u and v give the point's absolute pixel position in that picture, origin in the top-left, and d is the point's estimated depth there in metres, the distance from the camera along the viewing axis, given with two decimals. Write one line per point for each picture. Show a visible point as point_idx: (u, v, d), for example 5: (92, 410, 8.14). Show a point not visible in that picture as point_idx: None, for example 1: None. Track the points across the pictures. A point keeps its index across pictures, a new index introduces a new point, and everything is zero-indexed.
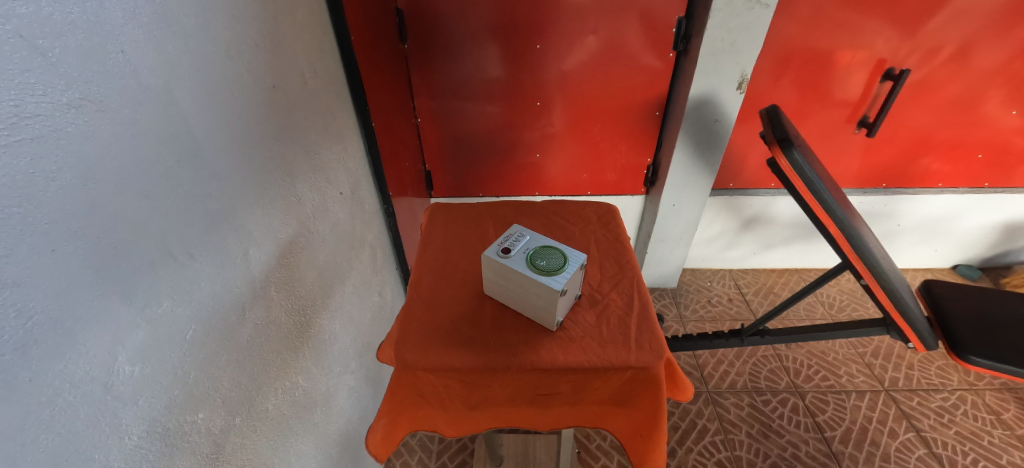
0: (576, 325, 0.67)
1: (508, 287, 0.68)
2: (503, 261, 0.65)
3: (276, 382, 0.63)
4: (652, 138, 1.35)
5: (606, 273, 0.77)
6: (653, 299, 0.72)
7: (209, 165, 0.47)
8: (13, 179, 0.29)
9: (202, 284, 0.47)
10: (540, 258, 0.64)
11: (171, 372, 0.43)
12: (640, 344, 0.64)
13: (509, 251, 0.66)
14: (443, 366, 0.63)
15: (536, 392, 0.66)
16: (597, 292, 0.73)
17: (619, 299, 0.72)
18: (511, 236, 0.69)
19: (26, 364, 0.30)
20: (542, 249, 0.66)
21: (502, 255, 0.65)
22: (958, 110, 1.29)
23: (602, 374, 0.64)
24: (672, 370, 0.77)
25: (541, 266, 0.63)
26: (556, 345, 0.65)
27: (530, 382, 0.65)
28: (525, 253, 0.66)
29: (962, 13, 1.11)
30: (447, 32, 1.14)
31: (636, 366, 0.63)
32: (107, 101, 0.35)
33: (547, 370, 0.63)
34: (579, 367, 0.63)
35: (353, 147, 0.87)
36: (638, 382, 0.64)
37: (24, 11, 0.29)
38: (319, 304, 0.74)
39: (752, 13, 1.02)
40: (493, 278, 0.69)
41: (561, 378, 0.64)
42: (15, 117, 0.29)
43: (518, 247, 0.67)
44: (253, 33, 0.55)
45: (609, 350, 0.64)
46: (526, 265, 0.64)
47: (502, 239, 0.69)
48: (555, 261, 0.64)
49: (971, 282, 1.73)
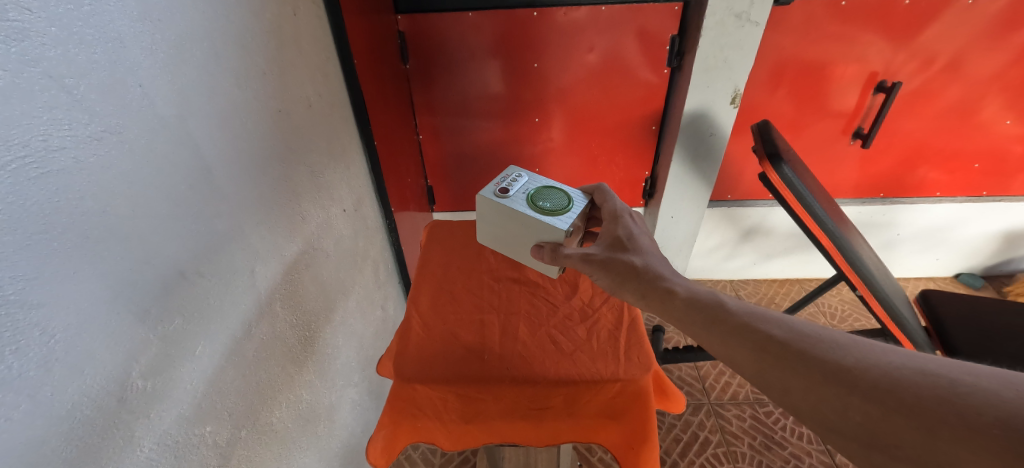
0: (568, 340, 0.72)
1: (508, 227, 0.72)
2: (502, 202, 0.70)
3: (280, 395, 0.64)
4: (649, 152, 1.38)
5: (597, 288, 0.82)
6: (642, 314, 0.77)
7: (219, 187, 0.50)
8: (40, 207, 0.31)
9: (211, 301, 0.49)
10: (540, 200, 0.69)
11: (181, 387, 0.45)
12: (628, 357, 0.69)
13: (507, 191, 0.70)
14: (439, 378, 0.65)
15: (529, 404, 0.66)
16: (588, 307, 0.78)
17: (609, 314, 0.77)
18: (509, 181, 0.73)
19: (47, 380, 0.32)
20: (541, 192, 0.71)
21: (504, 198, 0.70)
22: (953, 120, 1.31)
23: (594, 388, 0.66)
24: (662, 382, 0.78)
25: (543, 206, 0.68)
26: (549, 359, 0.68)
27: (522, 394, 0.65)
28: (525, 195, 0.71)
29: (952, 26, 1.13)
30: (447, 52, 1.17)
31: (625, 378, 0.66)
32: (127, 132, 0.38)
33: (540, 382, 0.65)
34: (570, 379, 0.65)
35: (356, 165, 0.90)
36: (628, 396, 0.66)
37: (53, 54, 0.32)
38: (323, 320, 0.77)
39: (742, 31, 1.05)
40: (492, 218, 0.73)
41: (553, 390, 0.65)
42: (43, 150, 0.31)
43: (516, 189, 0.72)
44: (261, 61, 0.58)
45: (599, 364, 0.68)
46: (527, 205, 0.69)
47: (500, 180, 0.74)
48: (556, 203, 0.69)
49: (974, 291, 1.73)
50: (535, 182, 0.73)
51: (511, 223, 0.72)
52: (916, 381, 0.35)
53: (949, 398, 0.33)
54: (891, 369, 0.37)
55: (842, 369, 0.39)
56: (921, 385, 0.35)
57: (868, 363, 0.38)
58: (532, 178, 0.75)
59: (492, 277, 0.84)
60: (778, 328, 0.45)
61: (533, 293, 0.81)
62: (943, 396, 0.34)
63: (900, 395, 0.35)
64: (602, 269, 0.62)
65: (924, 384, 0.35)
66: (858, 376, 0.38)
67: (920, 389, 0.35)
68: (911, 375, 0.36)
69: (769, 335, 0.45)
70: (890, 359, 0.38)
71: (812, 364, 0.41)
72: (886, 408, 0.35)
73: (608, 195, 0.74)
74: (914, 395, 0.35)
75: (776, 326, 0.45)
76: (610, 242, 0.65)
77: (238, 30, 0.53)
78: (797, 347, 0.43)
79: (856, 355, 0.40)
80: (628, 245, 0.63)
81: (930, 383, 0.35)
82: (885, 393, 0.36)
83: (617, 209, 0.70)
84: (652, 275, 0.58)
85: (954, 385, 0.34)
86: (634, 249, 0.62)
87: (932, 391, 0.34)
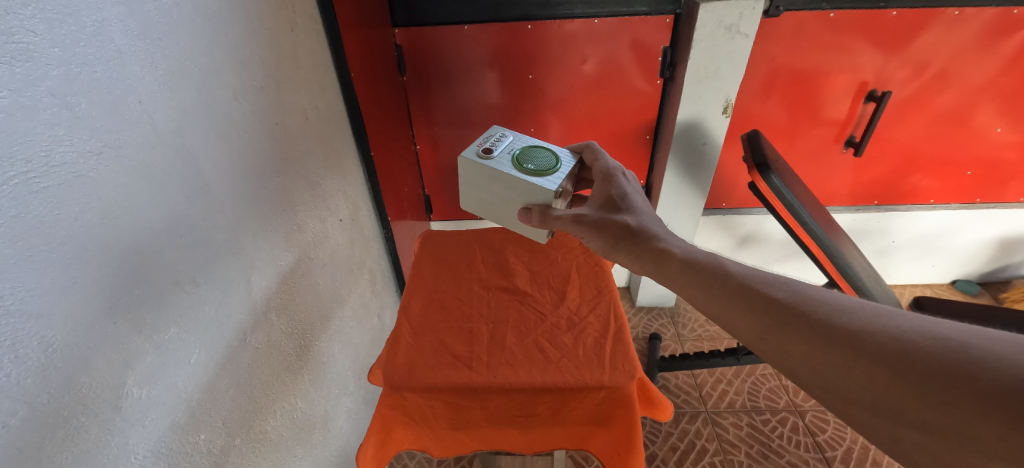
0: (555, 348, 0.72)
1: (495, 190, 0.75)
2: (487, 162, 0.73)
3: (275, 403, 0.65)
4: (644, 160, 1.39)
5: (585, 297, 0.83)
6: (627, 322, 0.78)
7: (215, 198, 0.51)
8: (41, 221, 0.32)
9: (206, 310, 0.50)
10: (525, 161, 0.72)
11: (175, 394, 0.46)
12: (614, 364, 0.69)
13: (492, 151, 0.74)
14: (427, 385, 0.66)
15: (515, 412, 0.67)
16: (575, 316, 0.79)
17: (596, 323, 0.78)
18: (492, 143, 0.76)
19: (45, 387, 0.33)
20: (525, 153, 0.74)
21: (489, 159, 0.73)
22: (944, 128, 1.32)
23: (578, 394, 0.67)
24: (647, 391, 0.79)
25: (528, 168, 0.71)
26: (535, 366, 0.69)
27: (508, 402, 0.67)
28: (510, 156, 0.74)
29: (941, 35, 1.15)
30: (443, 63, 1.20)
31: (609, 385, 0.67)
32: (126, 148, 0.39)
33: (525, 390, 0.67)
34: (555, 387, 0.67)
35: (353, 175, 0.91)
36: (613, 404, 0.67)
37: (57, 73, 0.33)
38: (318, 329, 0.77)
39: (733, 42, 1.07)
40: (476, 181, 0.76)
41: (538, 396, 0.67)
42: (44, 166, 0.32)
43: (500, 149, 0.75)
44: (258, 75, 0.59)
45: (584, 371, 0.68)
46: (513, 166, 0.72)
47: (484, 141, 0.77)
48: (541, 164, 0.72)
49: (970, 297, 1.74)
50: (519, 142, 0.77)
51: (503, 196, 0.75)
52: (926, 344, 0.35)
53: (959, 363, 0.32)
54: (900, 333, 0.37)
55: (848, 332, 0.39)
56: (931, 349, 0.34)
57: (875, 327, 0.38)
58: (516, 138, 0.78)
59: (481, 286, 0.85)
60: (780, 291, 0.46)
61: (521, 302, 0.82)
62: (953, 360, 0.33)
63: (907, 357, 0.35)
64: (593, 228, 0.65)
65: (933, 347, 0.34)
66: (864, 340, 0.38)
67: (928, 353, 0.34)
68: (920, 338, 0.35)
69: (772, 298, 0.45)
70: (898, 323, 0.38)
71: (816, 328, 0.41)
72: (894, 373, 0.35)
73: (598, 153, 0.78)
74: (922, 359, 0.34)
75: (779, 289, 0.46)
76: (602, 203, 0.68)
77: (237, 46, 0.55)
78: (801, 310, 0.43)
79: (863, 319, 0.39)
80: (620, 205, 0.67)
81: (941, 347, 0.34)
82: (893, 356, 0.36)
83: (609, 167, 0.73)
84: (645, 235, 0.61)
85: (966, 348, 0.33)
86: (627, 208, 0.66)
87: (942, 355, 0.33)
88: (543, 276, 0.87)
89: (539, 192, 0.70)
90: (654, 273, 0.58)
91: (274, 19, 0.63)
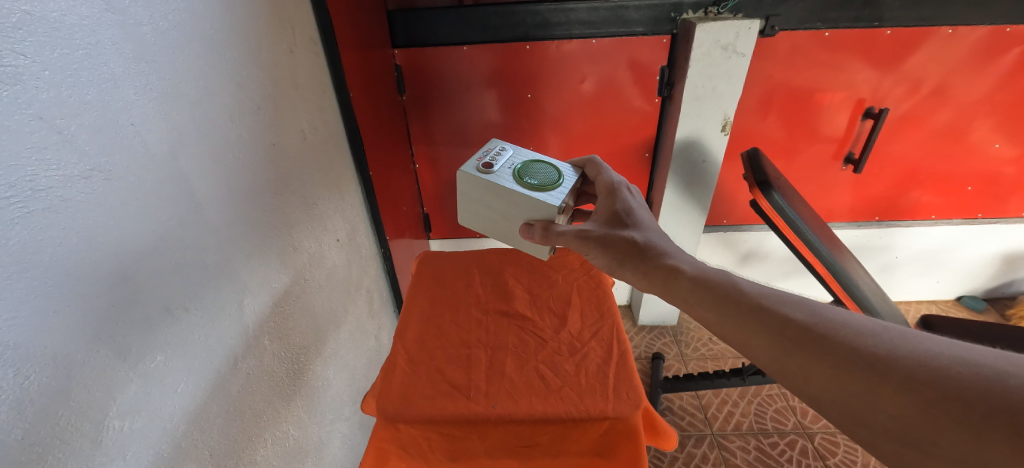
0: (556, 375, 0.71)
1: (494, 208, 0.74)
2: (488, 176, 0.72)
3: (265, 432, 0.62)
4: (643, 178, 1.39)
5: (587, 321, 0.81)
6: (631, 348, 0.76)
7: (208, 219, 0.50)
8: (22, 246, 0.31)
9: (195, 336, 0.48)
10: (526, 176, 0.72)
11: (161, 425, 0.44)
12: (618, 395, 0.68)
13: (493, 166, 0.73)
14: (421, 416, 0.65)
15: (514, 443, 0.63)
16: (577, 341, 0.77)
17: (598, 348, 0.76)
18: (491, 156, 0.76)
19: (19, 422, 0.31)
20: (525, 168, 0.74)
21: (489, 173, 0.72)
22: (943, 143, 1.32)
23: (579, 425, 0.65)
24: (654, 419, 0.77)
25: (530, 182, 0.71)
26: (535, 396, 0.67)
27: (507, 432, 0.64)
28: (510, 170, 0.73)
29: (937, 53, 1.16)
30: (443, 83, 1.20)
31: (614, 416, 0.65)
32: (115, 170, 0.38)
33: (525, 422, 0.65)
34: (556, 417, 0.65)
35: (352, 196, 0.91)
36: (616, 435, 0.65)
37: (45, 96, 0.32)
38: (312, 352, 0.75)
39: (729, 61, 1.08)
40: (475, 196, 0.75)
41: (540, 427, 0.64)
42: (28, 191, 0.31)
43: (501, 164, 0.74)
44: (255, 96, 0.59)
45: (587, 401, 0.67)
46: (514, 180, 0.71)
47: (483, 156, 0.76)
48: (542, 179, 0.72)
49: (976, 314, 1.72)
50: (519, 156, 0.77)
51: (502, 212, 0.74)
52: (958, 372, 0.34)
53: (995, 391, 0.31)
54: (927, 358, 0.36)
55: (874, 357, 0.38)
56: (964, 378, 0.33)
57: (901, 353, 0.37)
58: (515, 152, 0.78)
59: (480, 310, 0.83)
60: (798, 313, 0.45)
61: (521, 327, 0.80)
62: (985, 388, 0.32)
63: (939, 386, 0.34)
64: (601, 242, 0.64)
65: (965, 375, 0.33)
66: (891, 366, 0.37)
67: (962, 382, 0.33)
68: (953, 365, 0.34)
69: (789, 320, 0.44)
70: (926, 348, 0.37)
71: (838, 352, 0.40)
72: (924, 402, 0.34)
73: (601, 167, 0.77)
74: (953, 387, 0.33)
75: (796, 311, 0.45)
76: (608, 218, 0.67)
77: (235, 67, 0.55)
78: (819, 334, 0.42)
79: (888, 344, 0.38)
80: (626, 220, 0.66)
81: (974, 373, 0.33)
82: (924, 383, 0.34)
83: (613, 181, 0.73)
84: (653, 252, 0.60)
85: (1001, 377, 0.32)
86: (632, 224, 0.65)
87: (976, 382, 0.32)
88: (543, 299, 0.86)
89: (539, 210, 0.69)
90: (663, 291, 0.57)
91: (273, 40, 0.63)
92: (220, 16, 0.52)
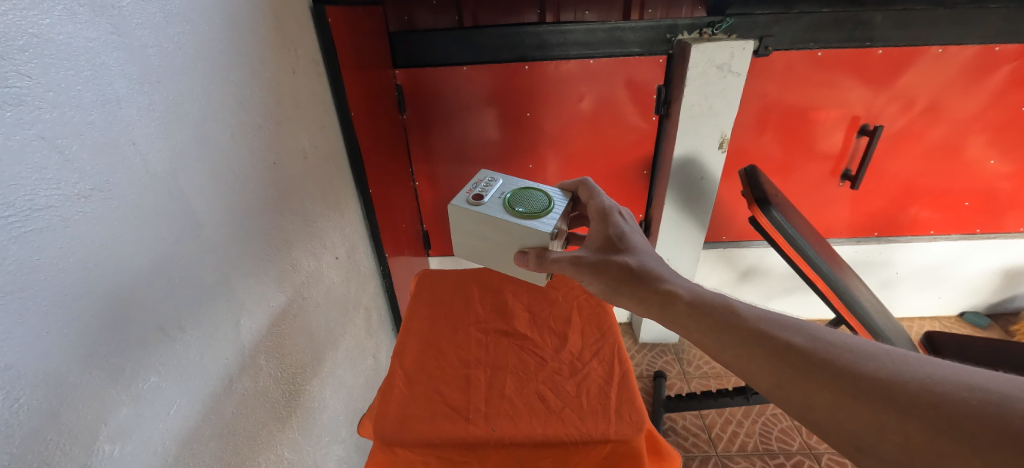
0: (557, 396, 0.70)
1: (488, 235, 0.74)
2: (478, 208, 0.72)
3: (262, 455, 0.61)
4: (642, 195, 1.40)
5: (587, 341, 0.81)
6: (632, 368, 0.75)
7: (206, 238, 0.50)
8: (19, 266, 0.31)
9: (191, 357, 0.48)
10: (516, 204, 0.72)
11: (154, 448, 0.43)
12: (619, 416, 0.67)
13: (482, 198, 0.73)
14: (419, 440, 0.63)
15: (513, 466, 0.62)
16: (578, 361, 0.77)
17: (599, 368, 0.75)
18: (482, 185, 0.77)
19: (8, 446, 0.30)
20: (517, 196, 0.74)
21: (478, 204, 0.73)
22: (940, 159, 1.33)
23: (580, 449, 0.63)
24: (656, 441, 0.76)
25: (520, 211, 0.71)
26: (535, 418, 0.66)
27: (507, 456, 0.63)
28: (501, 200, 0.74)
29: (929, 70, 1.18)
30: (442, 102, 1.22)
31: (616, 439, 0.64)
32: (115, 188, 0.38)
33: (525, 445, 0.64)
34: (556, 439, 0.64)
35: (351, 214, 0.91)
36: (618, 457, 0.64)
37: (49, 116, 0.32)
38: (309, 372, 0.74)
39: (725, 80, 1.10)
40: (468, 228, 0.75)
41: (539, 452, 0.63)
42: (27, 210, 0.31)
43: (491, 194, 0.75)
44: (257, 114, 0.60)
45: (588, 423, 0.66)
46: (504, 210, 0.71)
47: (473, 187, 0.77)
48: (533, 207, 0.72)
49: (980, 330, 1.70)
50: (509, 185, 0.77)
51: (497, 238, 0.74)
52: (963, 397, 0.33)
53: (1000, 414, 0.31)
54: (929, 383, 0.35)
55: (877, 382, 0.37)
56: (968, 402, 0.33)
57: (904, 377, 0.37)
58: (506, 181, 0.78)
59: (480, 330, 0.82)
60: (800, 336, 0.44)
61: (521, 347, 0.79)
62: (991, 413, 0.31)
63: (944, 412, 0.33)
64: (595, 269, 0.63)
65: (969, 399, 0.33)
66: (896, 390, 0.36)
67: (967, 406, 0.33)
68: (958, 390, 0.34)
69: (790, 343, 0.44)
70: (929, 371, 0.36)
71: (842, 376, 0.39)
72: (930, 428, 0.33)
73: (594, 190, 0.77)
74: (959, 412, 0.33)
75: (797, 334, 0.45)
76: (600, 244, 0.67)
77: (236, 88, 0.55)
78: (821, 357, 0.41)
79: (889, 369, 0.38)
80: (619, 245, 0.65)
81: (980, 398, 0.33)
82: (929, 407, 0.34)
83: (605, 205, 0.73)
84: (649, 277, 0.60)
85: (1005, 400, 0.32)
86: (626, 249, 0.65)
87: (979, 407, 0.32)
88: (543, 319, 0.85)
89: (533, 233, 0.69)
90: (661, 316, 0.56)
91: (275, 61, 0.64)
92: (224, 38, 0.53)
